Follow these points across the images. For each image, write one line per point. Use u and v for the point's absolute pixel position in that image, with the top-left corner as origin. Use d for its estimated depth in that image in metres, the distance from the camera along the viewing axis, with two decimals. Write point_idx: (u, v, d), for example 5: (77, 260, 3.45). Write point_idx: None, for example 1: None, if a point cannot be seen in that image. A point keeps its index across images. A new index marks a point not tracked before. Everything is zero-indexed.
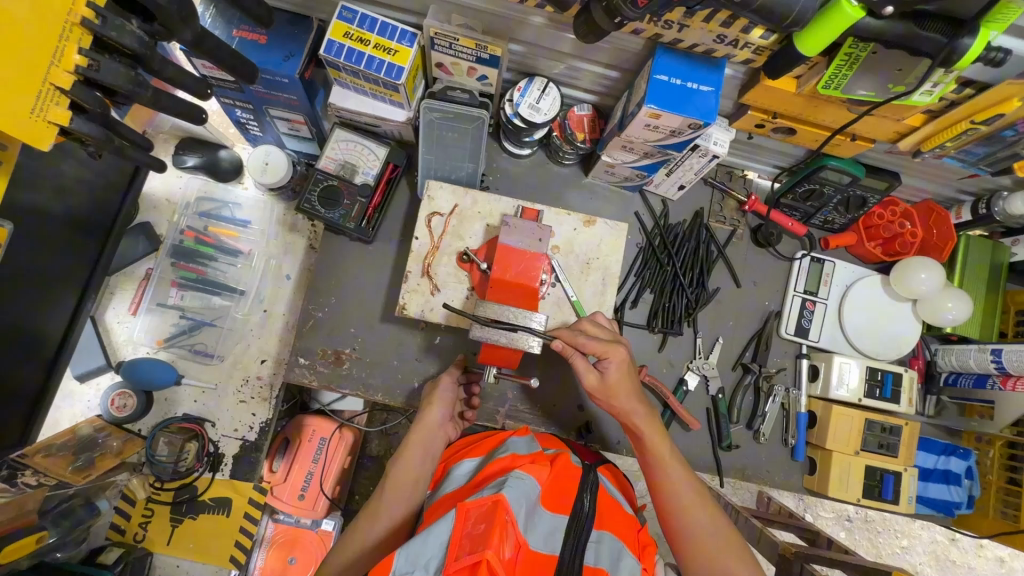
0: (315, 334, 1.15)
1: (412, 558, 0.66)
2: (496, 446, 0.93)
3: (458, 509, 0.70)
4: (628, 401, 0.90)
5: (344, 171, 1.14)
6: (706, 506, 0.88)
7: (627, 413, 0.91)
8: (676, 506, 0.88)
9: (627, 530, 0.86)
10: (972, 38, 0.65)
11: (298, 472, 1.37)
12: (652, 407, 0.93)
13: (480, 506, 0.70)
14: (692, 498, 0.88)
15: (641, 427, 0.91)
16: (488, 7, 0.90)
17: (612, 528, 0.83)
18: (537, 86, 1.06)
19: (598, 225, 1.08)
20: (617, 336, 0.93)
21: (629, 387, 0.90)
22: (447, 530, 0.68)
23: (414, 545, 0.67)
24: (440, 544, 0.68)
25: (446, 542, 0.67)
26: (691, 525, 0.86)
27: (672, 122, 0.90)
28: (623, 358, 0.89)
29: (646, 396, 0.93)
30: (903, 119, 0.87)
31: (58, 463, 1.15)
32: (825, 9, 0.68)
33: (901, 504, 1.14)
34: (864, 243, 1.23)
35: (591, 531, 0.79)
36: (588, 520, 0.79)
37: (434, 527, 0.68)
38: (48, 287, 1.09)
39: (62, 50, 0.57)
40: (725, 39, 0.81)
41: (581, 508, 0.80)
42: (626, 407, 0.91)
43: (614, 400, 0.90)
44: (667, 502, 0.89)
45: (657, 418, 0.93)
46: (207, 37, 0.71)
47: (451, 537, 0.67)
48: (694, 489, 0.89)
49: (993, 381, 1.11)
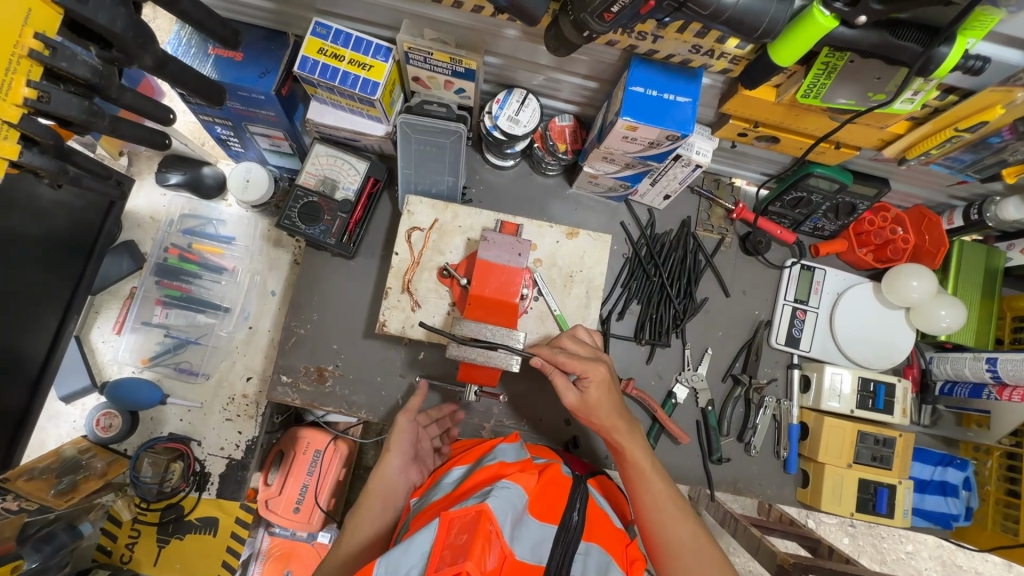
0: (298, 351, 1.14)
1: (392, 566, 0.64)
2: (485, 454, 0.92)
3: (442, 518, 0.68)
4: (609, 417, 0.87)
5: (324, 187, 1.12)
6: (690, 521, 0.86)
7: (609, 428, 0.89)
8: (657, 523, 0.86)
9: (617, 544, 0.81)
10: (949, 47, 0.64)
11: (292, 485, 1.31)
12: (633, 420, 0.91)
13: (465, 515, 0.68)
14: (675, 514, 0.86)
15: (622, 442, 0.89)
16: (460, 21, 0.89)
17: (602, 539, 0.80)
18: (516, 98, 1.04)
19: (581, 236, 1.07)
20: (599, 351, 0.91)
21: (610, 404, 0.88)
22: (430, 539, 0.67)
23: (394, 554, 0.65)
24: (421, 553, 0.66)
25: (428, 550, 0.66)
26: (674, 541, 0.84)
27: (649, 134, 0.88)
28: (602, 376, 0.86)
29: (627, 409, 0.91)
30: (887, 126, 0.85)
31: (40, 486, 1.13)
32: (797, 20, 0.66)
33: (895, 518, 1.11)
34: (855, 250, 1.21)
35: (578, 542, 0.77)
36: (576, 533, 0.77)
37: (416, 535, 0.67)
38: (30, 308, 1.08)
39: (10, 84, 0.56)
40: (701, 50, 0.79)
41: (569, 520, 0.78)
42: (606, 423, 0.88)
43: (594, 416, 0.88)
44: (649, 517, 0.86)
45: (638, 431, 0.91)
46: (170, 62, 0.70)
47: (434, 545, 0.66)
48: (677, 503, 0.87)
49: (989, 391, 1.08)
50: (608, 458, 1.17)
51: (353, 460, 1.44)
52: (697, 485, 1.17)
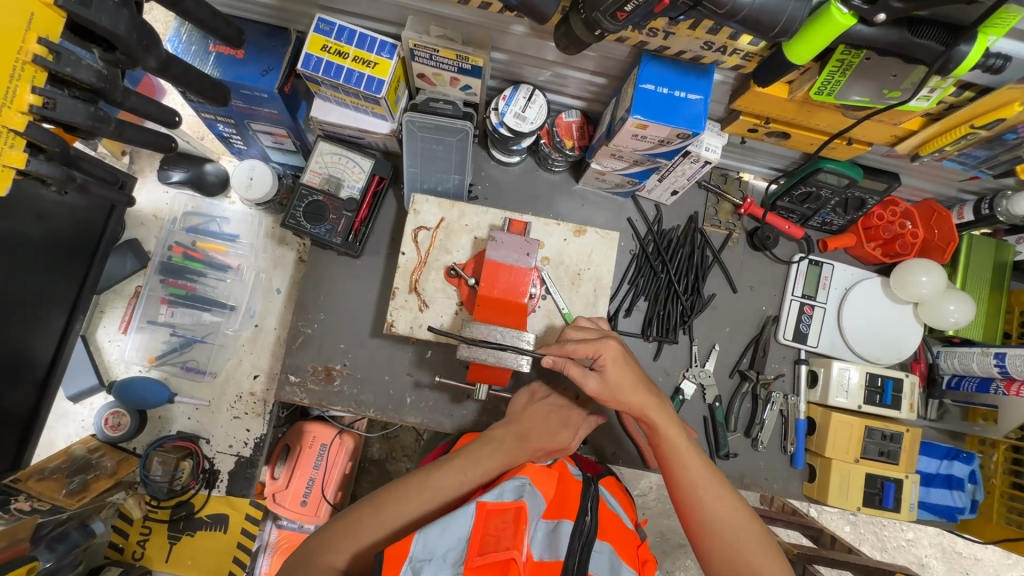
0: (305, 351, 1.14)
1: (431, 543, 0.68)
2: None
3: (478, 508, 0.71)
4: (637, 394, 0.87)
5: (329, 185, 1.11)
6: (728, 495, 0.86)
7: (640, 406, 0.89)
8: (694, 500, 0.86)
9: (628, 546, 0.82)
10: (969, 45, 0.63)
11: (299, 479, 1.33)
12: (663, 397, 0.91)
13: (504, 508, 0.71)
14: (713, 490, 0.86)
15: (656, 421, 0.89)
16: (467, 17, 0.87)
17: (615, 540, 0.80)
18: (523, 94, 1.03)
19: (588, 234, 1.06)
20: (606, 332, 0.92)
21: (634, 379, 0.88)
22: (467, 527, 0.70)
23: (432, 533, 0.68)
24: (457, 538, 0.69)
25: (465, 537, 0.69)
26: (711, 517, 0.85)
27: (660, 132, 0.87)
28: (616, 351, 0.87)
29: (654, 386, 0.91)
30: (900, 123, 0.84)
31: (51, 486, 1.15)
32: (814, 16, 0.65)
33: (901, 512, 1.12)
34: (863, 245, 1.20)
35: (594, 542, 0.77)
36: (591, 533, 0.77)
37: (453, 520, 0.70)
38: (35, 309, 1.07)
39: (15, 91, 0.55)
40: (713, 46, 0.78)
41: (582, 521, 0.78)
42: (635, 401, 0.88)
43: (620, 396, 0.87)
44: (686, 495, 0.87)
45: (669, 408, 0.91)
46: (174, 63, 0.69)
47: (472, 533, 0.69)
48: (714, 480, 0.87)
49: (997, 386, 1.09)
50: (616, 455, 1.17)
51: (358, 454, 1.44)
52: None
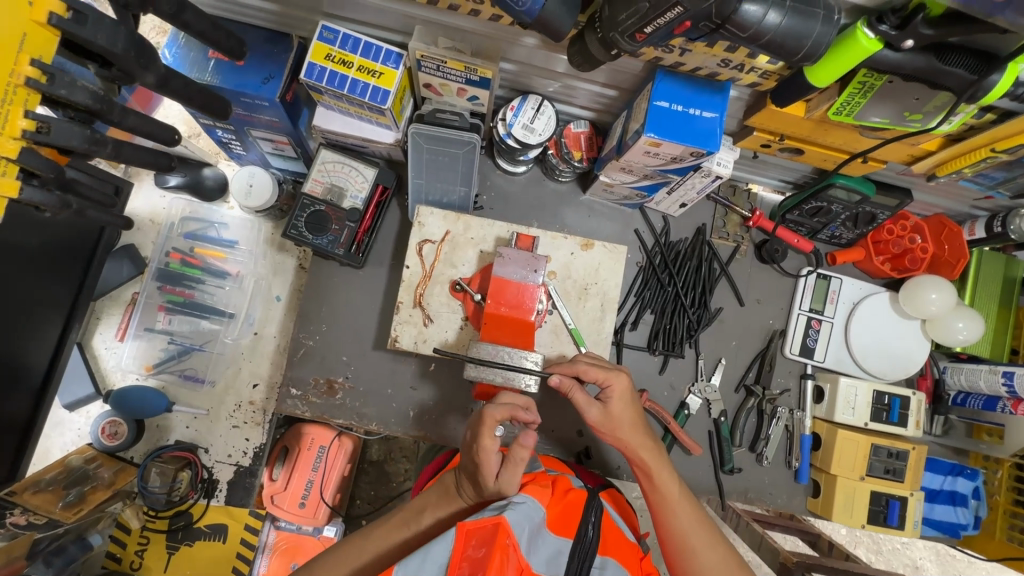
0: (307, 363, 1.12)
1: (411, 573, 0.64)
2: None
3: (459, 529, 0.67)
4: (634, 433, 0.87)
5: (331, 195, 1.09)
6: (719, 544, 0.85)
7: (636, 446, 0.87)
8: (684, 548, 0.84)
9: (631, 557, 0.81)
10: (1000, 74, 0.61)
11: (298, 480, 1.28)
12: (657, 438, 0.90)
13: (482, 527, 0.68)
14: (704, 538, 0.84)
15: (651, 464, 0.87)
16: (477, 29, 0.84)
17: (617, 554, 0.78)
18: (531, 104, 1.00)
19: (595, 248, 1.04)
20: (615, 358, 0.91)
21: (631, 417, 0.87)
22: (447, 551, 0.66)
23: (412, 562, 0.65)
24: (437, 565, 0.65)
25: (445, 564, 0.65)
26: (700, 567, 0.83)
27: (674, 150, 0.85)
28: (624, 386, 0.87)
29: (649, 425, 0.90)
30: (918, 144, 0.82)
31: (48, 499, 1.12)
32: (838, 41, 0.63)
33: (906, 529, 1.12)
34: (873, 258, 1.18)
35: (594, 556, 0.76)
36: (592, 547, 0.76)
37: (432, 545, 0.66)
38: (28, 318, 1.04)
39: (6, 115, 0.53)
40: (731, 64, 0.75)
41: (584, 535, 0.76)
42: (632, 440, 0.87)
43: (619, 432, 0.87)
44: (676, 543, 0.85)
45: (664, 450, 0.89)
46: (173, 77, 0.66)
47: (452, 557, 0.65)
48: (706, 528, 0.85)
49: (1004, 404, 1.07)
50: (620, 469, 1.16)
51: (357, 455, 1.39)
52: (708, 495, 1.17)
